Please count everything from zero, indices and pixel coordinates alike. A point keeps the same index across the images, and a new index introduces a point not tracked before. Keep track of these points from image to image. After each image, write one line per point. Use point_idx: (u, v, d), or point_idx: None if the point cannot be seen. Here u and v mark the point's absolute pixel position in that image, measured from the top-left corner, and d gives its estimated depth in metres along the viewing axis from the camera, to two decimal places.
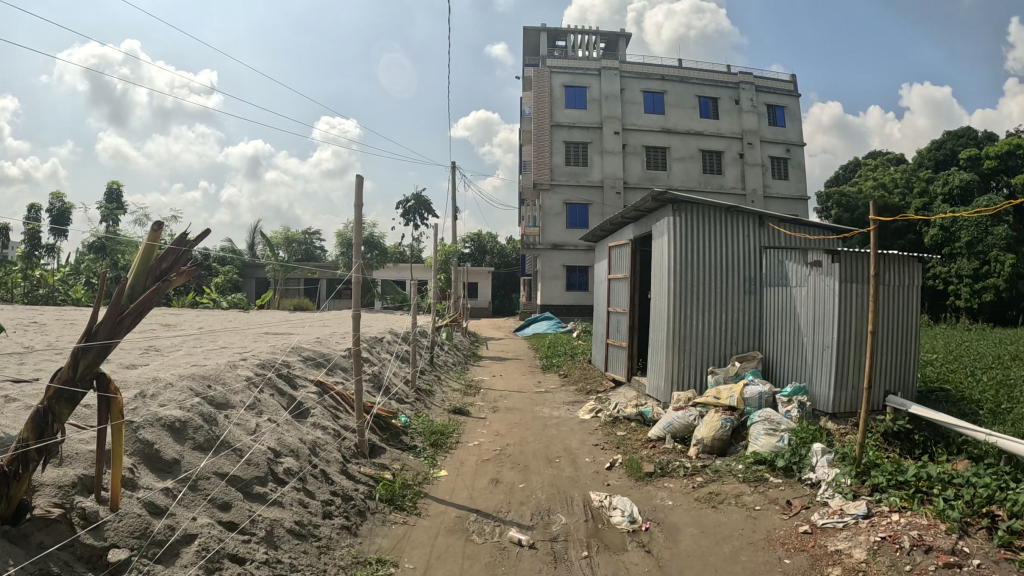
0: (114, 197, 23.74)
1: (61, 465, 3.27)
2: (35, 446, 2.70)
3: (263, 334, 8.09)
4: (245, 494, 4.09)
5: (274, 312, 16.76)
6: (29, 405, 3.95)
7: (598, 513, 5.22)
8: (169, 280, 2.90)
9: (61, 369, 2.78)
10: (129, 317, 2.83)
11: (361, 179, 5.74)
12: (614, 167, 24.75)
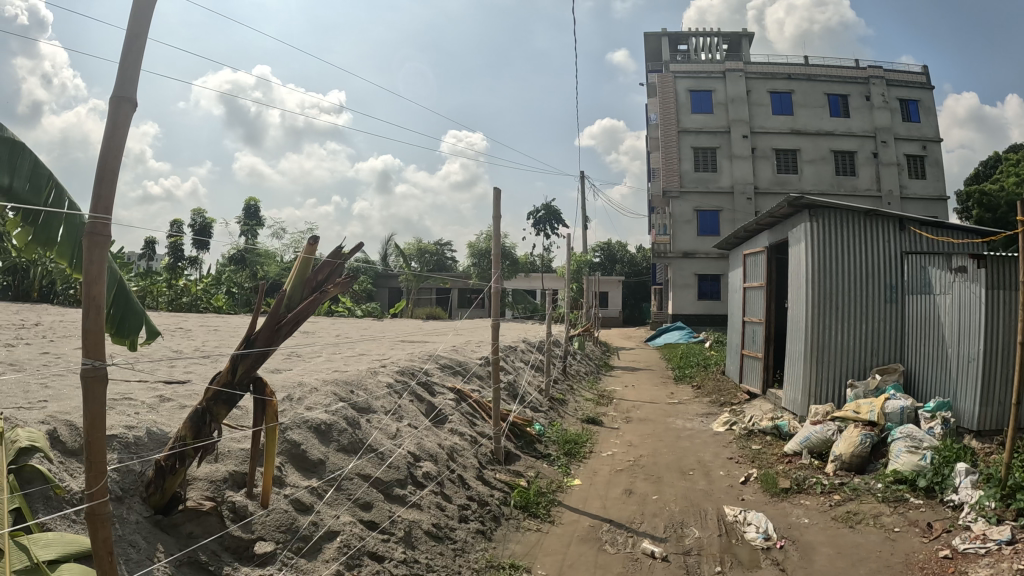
0: (252, 212, 24.88)
1: (215, 461, 3.47)
2: (191, 445, 2.88)
3: (400, 342, 8.31)
4: (386, 495, 4.23)
5: (406, 321, 17.18)
6: (185, 406, 4.23)
7: (732, 528, 5.09)
8: (327, 291, 2.99)
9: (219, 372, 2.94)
10: (287, 325, 2.95)
11: (498, 192, 5.85)
12: (745, 172, 24.15)
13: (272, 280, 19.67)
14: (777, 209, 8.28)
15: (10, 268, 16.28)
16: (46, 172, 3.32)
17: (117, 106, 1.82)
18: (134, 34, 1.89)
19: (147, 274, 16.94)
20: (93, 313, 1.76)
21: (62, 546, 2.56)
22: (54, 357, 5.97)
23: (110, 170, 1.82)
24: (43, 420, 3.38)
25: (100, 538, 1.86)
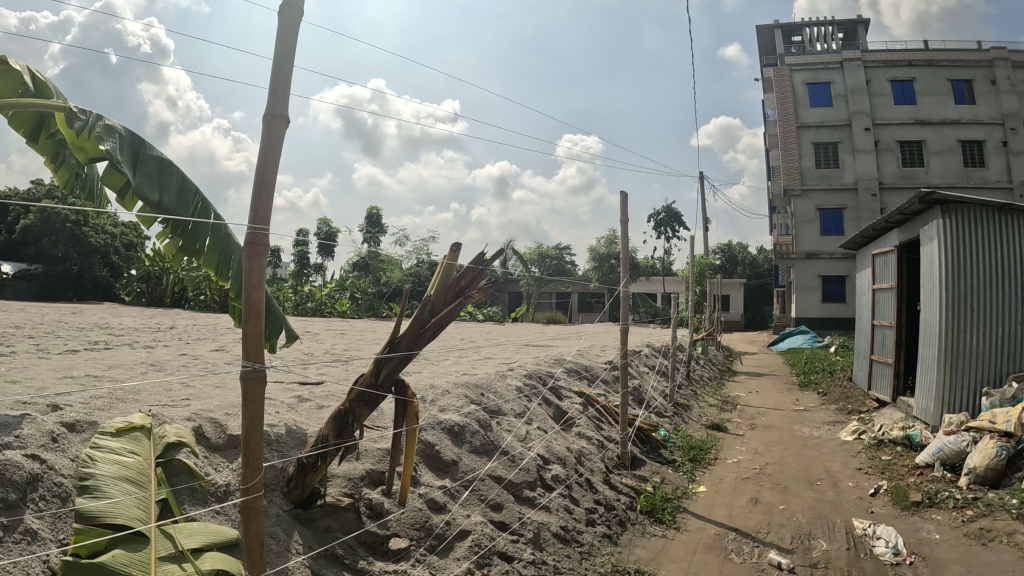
0: (375, 220, 25.61)
1: (355, 460, 3.61)
2: (333, 443, 3.00)
3: (525, 346, 8.39)
4: (516, 497, 4.28)
5: (526, 325, 17.30)
6: (324, 406, 4.39)
7: (860, 542, 4.90)
8: (469, 296, 3.07)
9: (361, 373, 3.08)
10: (431, 329, 3.04)
11: (626, 196, 5.85)
12: (868, 166, 23.17)
13: (394, 285, 20.22)
14: (906, 206, 7.92)
15: (148, 276, 17.34)
16: (192, 188, 3.50)
17: (270, 123, 1.93)
18: (283, 52, 1.98)
19: (276, 281, 17.68)
20: (253, 318, 1.88)
21: (205, 536, 2.68)
22: (196, 359, 6.31)
23: (266, 182, 1.93)
24: (189, 418, 3.58)
25: (253, 530, 1.97)
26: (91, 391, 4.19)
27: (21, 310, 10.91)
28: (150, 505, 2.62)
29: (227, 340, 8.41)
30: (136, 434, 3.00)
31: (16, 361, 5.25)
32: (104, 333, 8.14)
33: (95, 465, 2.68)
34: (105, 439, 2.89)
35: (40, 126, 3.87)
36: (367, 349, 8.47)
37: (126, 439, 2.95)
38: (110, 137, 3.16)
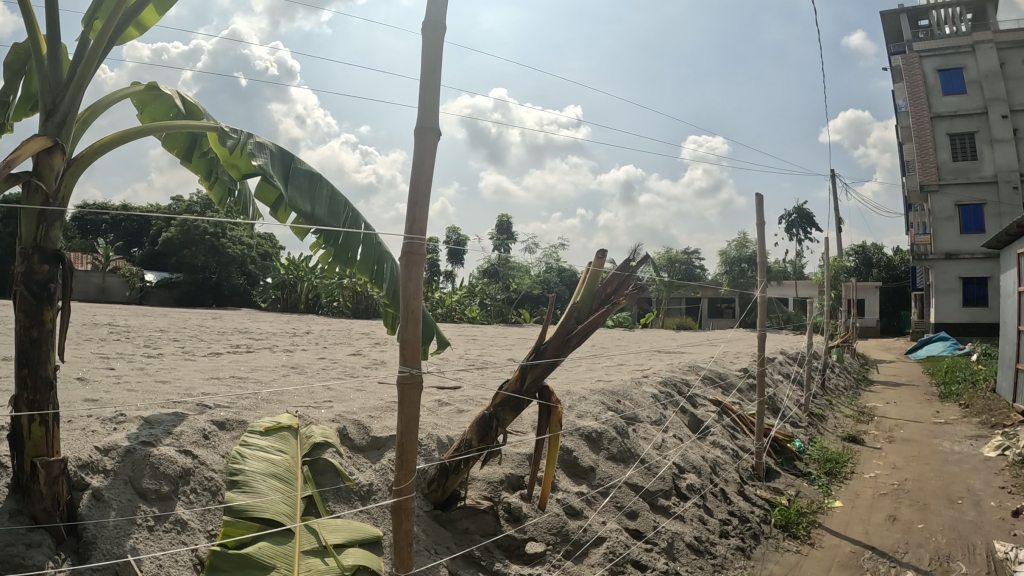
0: (505, 228, 25.89)
1: (497, 463, 3.68)
2: (477, 446, 3.09)
3: (657, 352, 8.30)
4: (650, 505, 4.25)
5: (655, 332, 17.11)
6: (461, 409, 4.47)
7: (1002, 566, 4.58)
8: (615, 301, 3.07)
9: (509, 378, 3.12)
10: (578, 334, 3.07)
11: (762, 198, 5.71)
12: (1009, 157, 21.65)
13: (522, 291, 20.42)
14: None
15: (283, 283, 18.13)
16: (343, 201, 3.59)
17: (423, 136, 2.00)
18: (430, 65, 2.04)
19: None
20: (411, 324, 1.95)
21: (348, 532, 2.76)
22: (336, 362, 6.55)
23: (421, 195, 2.00)
24: (335, 419, 3.72)
25: (405, 529, 2.02)
26: (239, 393, 4.42)
27: (169, 314, 11.62)
28: (296, 502, 2.72)
29: (360, 344, 8.70)
30: (283, 434, 3.14)
31: (170, 363, 5.59)
32: (246, 337, 8.56)
33: (245, 462, 2.81)
34: (254, 438, 3.04)
35: (193, 146, 4.08)
36: (498, 354, 8.59)
37: (273, 438, 3.08)
38: (261, 153, 3.28)
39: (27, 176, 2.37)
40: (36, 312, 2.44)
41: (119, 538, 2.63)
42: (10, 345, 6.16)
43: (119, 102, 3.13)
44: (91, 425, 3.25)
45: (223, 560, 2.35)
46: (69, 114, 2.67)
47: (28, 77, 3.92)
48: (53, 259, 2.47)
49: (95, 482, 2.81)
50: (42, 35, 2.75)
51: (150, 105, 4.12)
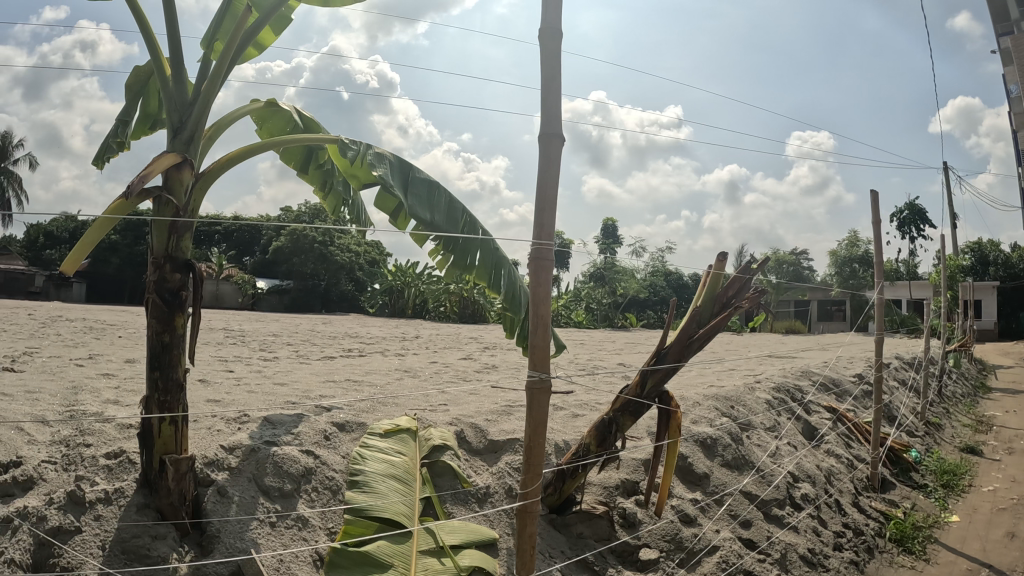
0: (610, 233, 25.62)
1: (613, 468, 3.64)
2: (595, 451, 3.06)
3: (768, 357, 8.07)
4: (764, 514, 4.10)
5: (763, 336, 16.65)
6: (575, 414, 4.42)
7: None
8: (737, 306, 2.92)
9: (629, 383, 3.06)
10: (699, 340, 2.94)
11: (877, 196, 5.48)
12: None
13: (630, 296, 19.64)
14: None
15: (391, 289, 18.47)
16: (460, 208, 3.58)
17: (547, 142, 1.96)
18: (550, 70, 2.02)
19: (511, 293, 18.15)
20: (540, 330, 1.93)
21: (464, 533, 2.75)
22: (445, 367, 6.59)
23: (548, 201, 1.96)
24: (452, 422, 3.73)
25: (529, 533, 1.99)
26: (354, 396, 4.48)
27: (283, 320, 11.99)
28: (415, 503, 2.72)
29: (470, 348, 8.77)
30: (402, 436, 3.16)
31: (286, 366, 5.74)
32: (358, 341, 8.73)
33: (366, 462, 2.84)
34: (374, 440, 3.06)
35: (309, 158, 4.17)
36: (606, 358, 8.49)
37: (392, 440, 3.10)
38: (381, 163, 3.31)
39: (158, 191, 2.44)
40: (167, 317, 2.53)
41: (241, 533, 2.73)
42: (140, 348, 6.44)
43: (241, 119, 3.22)
44: (216, 425, 3.36)
45: (343, 557, 2.36)
46: (194, 131, 2.75)
47: (148, 97, 4.06)
48: (184, 267, 2.55)
49: (220, 479, 2.92)
50: (165, 58, 2.84)
51: (267, 119, 4.25)
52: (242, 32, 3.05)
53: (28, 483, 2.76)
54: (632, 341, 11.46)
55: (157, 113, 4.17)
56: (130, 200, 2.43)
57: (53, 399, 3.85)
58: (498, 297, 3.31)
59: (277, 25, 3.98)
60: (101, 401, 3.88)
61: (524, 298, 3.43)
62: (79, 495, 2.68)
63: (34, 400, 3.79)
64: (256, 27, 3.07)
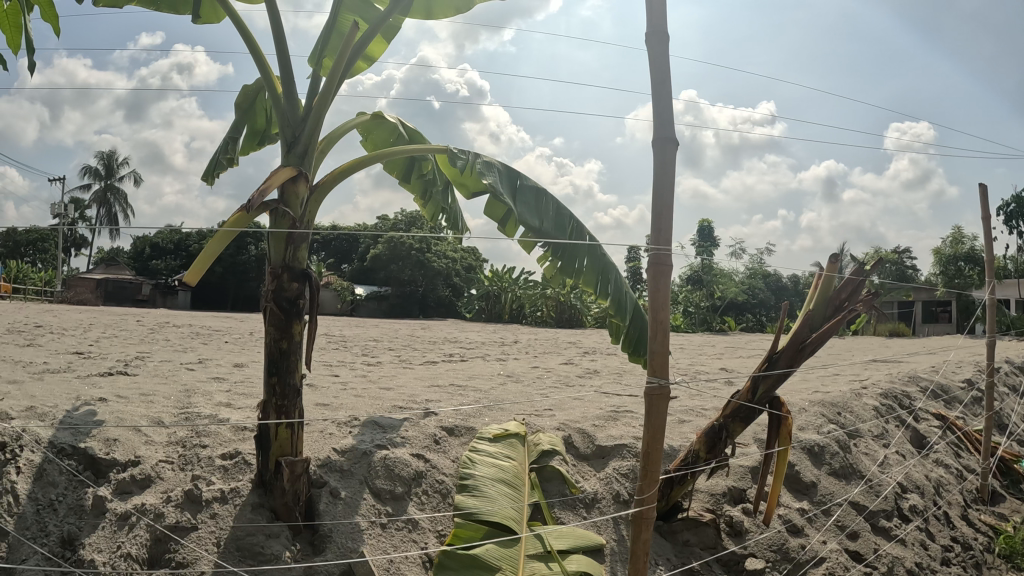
0: (705, 234, 25.19)
1: (721, 475, 3.61)
2: (705, 457, 3.01)
3: (874, 361, 7.78)
4: (870, 526, 3.91)
5: (864, 339, 16.07)
6: (682, 420, 4.33)
7: None
8: (852, 310, 2.79)
9: (741, 387, 2.98)
10: (811, 345, 2.84)
11: (985, 189, 5.21)
12: None
13: (729, 299, 17.21)
14: None
15: (488, 294, 18.72)
16: (568, 215, 3.53)
17: (662, 148, 1.91)
18: (661, 75, 1.97)
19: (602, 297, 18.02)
20: (660, 336, 1.90)
21: (572, 539, 2.70)
22: (545, 371, 6.58)
23: (666, 205, 1.92)
24: (560, 427, 3.71)
25: (643, 539, 1.95)
26: (460, 400, 4.50)
27: (382, 326, 12.17)
28: (524, 508, 2.70)
29: (570, 353, 8.72)
30: (511, 441, 3.14)
31: (389, 370, 5.81)
32: (457, 346, 8.78)
33: (475, 467, 2.84)
34: (483, 444, 3.05)
35: (411, 168, 4.24)
36: (706, 363, 8.32)
37: (501, 445, 3.09)
38: (490, 172, 3.30)
39: (275, 204, 2.52)
40: (285, 325, 2.65)
41: (353, 533, 2.85)
42: (247, 353, 6.63)
43: (350, 132, 3.28)
44: (330, 429, 3.46)
45: (452, 559, 2.37)
46: (308, 145, 2.82)
47: (255, 114, 4.17)
48: (301, 276, 2.64)
49: (332, 481, 3.07)
50: (277, 75, 2.92)
51: (373, 132, 4.34)
52: (352, 46, 3.06)
53: (145, 481, 3.04)
54: (732, 345, 11.21)
55: (264, 129, 4.28)
56: (250, 214, 2.51)
57: (167, 401, 4.01)
58: (605, 302, 3.27)
59: (384, 37, 4.07)
60: (214, 404, 4.02)
61: (630, 303, 3.38)
62: (196, 493, 2.92)
63: (149, 402, 3.95)
64: (366, 41, 3.08)
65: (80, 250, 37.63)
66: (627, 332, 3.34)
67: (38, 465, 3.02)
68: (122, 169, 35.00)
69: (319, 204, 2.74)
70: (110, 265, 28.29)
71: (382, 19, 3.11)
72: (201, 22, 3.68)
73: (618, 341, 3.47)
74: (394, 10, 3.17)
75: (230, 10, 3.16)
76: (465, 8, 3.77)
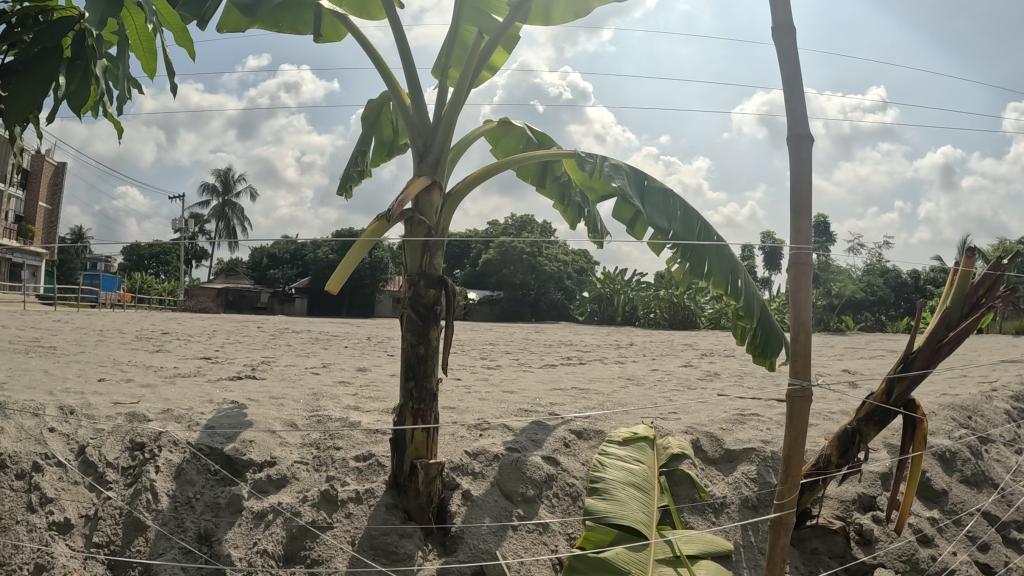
0: (822, 230, 24.34)
1: (851, 481, 3.54)
2: (836, 461, 2.92)
3: (1012, 362, 7.34)
4: (1002, 538, 3.69)
5: (994, 338, 15.17)
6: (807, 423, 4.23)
7: None
8: (992, 306, 2.64)
9: (875, 391, 2.89)
10: (948, 344, 2.72)
11: None
12: None
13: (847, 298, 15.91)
14: None
15: (601, 296, 18.85)
16: (695, 215, 3.49)
17: (798, 143, 1.87)
18: (792, 68, 1.91)
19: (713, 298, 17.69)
20: (801, 336, 1.85)
21: (701, 544, 2.66)
22: (663, 374, 6.52)
23: (804, 201, 1.87)
24: (687, 430, 3.69)
25: (782, 545, 1.90)
26: (584, 404, 4.50)
27: (500, 330, 12.32)
28: (655, 513, 2.66)
29: (688, 356, 8.64)
30: (642, 444, 3.10)
31: (509, 374, 5.88)
32: (574, 349, 8.80)
33: (604, 470, 2.84)
34: (612, 447, 3.05)
35: (544, 173, 4.28)
36: (829, 364, 8.06)
37: (631, 448, 3.07)
38: (617, 175, 3.29)
39: (411, 213, 2.64)
40: (422, 331, 2.76)
41: (485, 535, 2.89)
42: (369, 357, 6.82)
43: (478, 140, 3.35)
44: (461, 432, 3.57)
45: (582, 563, 2.39)
46: (438, 155, 2.92)
47: (382, 127, 4.32)
48: (438, 283, 2.74)
49: (466, 483, 3.15)
50: (406, 90, 3.03)
51: (501, 140, 4.43)
52: (477, 56, 3.15)
53: (281, 481, 3.16)
54: (853, 346, 10.89)
55: (392, 141, 4.42)
56: (389, 223, 2.63)
57: (296, 404, 4.17)
58: (734, 301, 3.19)
59: (506, 46, 4.15)
60: (343, 407, 4.16)
61: (759, 303, 3.29)
62: (332, 494, 3.03)
63: (280, 405, 4.11)
64: (489, 50, 3.15)
65: (202, 260, 39.46)
66: (755, 332, 3.26)
67: (176, 464, 3.20)
68: (238, 183, 36.43)
69: (453, 212, 2.83)
70: (231, 275, 29.63)
71: (504, 29, 3.18)
72: (324, 40, 3.82)
73: (745, 342, 3.39)
74: (516, 18, 3.22)
75: (355, 30, 3.29)
76: (583, 12, 3.77)
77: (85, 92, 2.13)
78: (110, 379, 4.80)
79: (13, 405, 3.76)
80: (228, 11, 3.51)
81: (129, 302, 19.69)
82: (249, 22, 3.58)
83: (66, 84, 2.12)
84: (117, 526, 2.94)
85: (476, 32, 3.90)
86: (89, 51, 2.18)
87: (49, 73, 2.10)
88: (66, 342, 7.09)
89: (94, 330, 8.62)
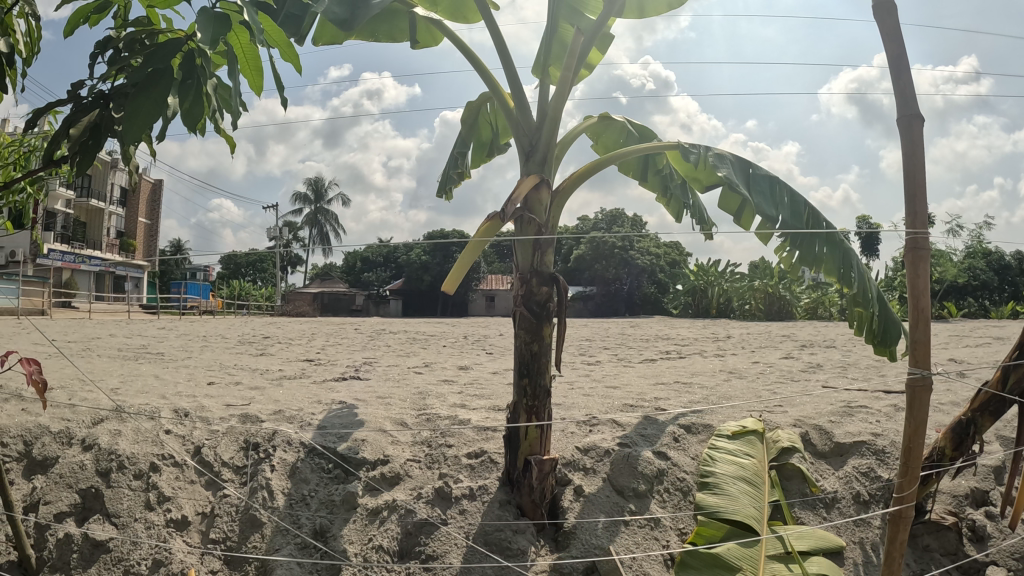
0: None
1: (962, 476, 3.46)
2: (950, 455, 2.86)
3: None
4: None
5: None
6: (917, 415, 4.14)
7: None
8: None
9: (990, 380, 2.82)
10: None
11: None
12: None
13: (950, 283, 15.30)
14: None
15: (694, 289, 18.54)
16: (803, 202, 3.42)
17: (909, 125, 1.83)
18: (897, 50, 1.87)
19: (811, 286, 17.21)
20: (921, 323, 1.83)
21: (812, 540, 2.67)
22: (765, 366, 6.45)
23: (918, 183, 1.82)
24: (795, 423, 3.69)
25: (901, 539, 1.89)
26: (688, 398, 4.49)
27: (598, 326, 12.31)
28: (765, 507, 2.65)
29: (788, 347, 8.48)
30: (750, 438, 3.07)
31: (611, 370, 5.89)
32: (674, 344, 8.71)
33: (715, 464, 2.84)
34: (722, 442, 3.03)
35: (646, 166, 4.34)
36: (941, 354, 7.74)
37: (740, 442, 3.04)
38: (723, 163, 3.27)
39: (521, 212, 2.70)
40: (535, 328, 2.82)
41: (595, 531, 2.92)
42: (468, 356, 6.95)
43: (579, 136, 3.38)
44: (570, 428, 3.68)
45: (694, 559, 2.42)
46: (545, 153, 2.96)
47: (480, 129, 4.40)
48: (550, 280, 2.80)
49: (576, 479, 3.22)
50: (507, 91, 3.09)
51: (600, 136, 4.48)
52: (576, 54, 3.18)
53: (394, 478, 3.26)
54: (960, 333, 10.47)
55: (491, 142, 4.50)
56: (498, 222, 2.68)
57: (405, 403, 4.31)
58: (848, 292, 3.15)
59: (601, 46, 4.20)
60: (448, 405, 4.27)
61: (874, 292, 3.25)
62: (446, 491, 3.12)
63: (387, 404, 4.26)
64: (587, 48, 3.18)
65: (297, 266, 40.50)
66: (874, 324, 3.24)
67: (290, 463, 3.34)
68: (330, 191, 37.32)
69: (561, 207, 2.88)
70: (324, 279, 30.39)
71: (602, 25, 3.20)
72: (420, 47, 3.90)
73: (860, 331, 3.37)
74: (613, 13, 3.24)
75: (453, 37, 3.34)
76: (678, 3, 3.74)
77: (198, 108, 2.13)
78: (220, 382, 5.01)
79: (132, 409, 3.96)
80: (324, 25, 3.61)
81: (224, 306, 20.30)
82: (345, 36, 3.68)
83: (180, 103, 2.12)
84: (233, 522, 3.07)
85: (574, 30, 3.95)
86: (199, 70, 2.16)
87: (161, 98, 2.11)
88: (174, 348, 7.41)
89: (200, 336, 8.97)
